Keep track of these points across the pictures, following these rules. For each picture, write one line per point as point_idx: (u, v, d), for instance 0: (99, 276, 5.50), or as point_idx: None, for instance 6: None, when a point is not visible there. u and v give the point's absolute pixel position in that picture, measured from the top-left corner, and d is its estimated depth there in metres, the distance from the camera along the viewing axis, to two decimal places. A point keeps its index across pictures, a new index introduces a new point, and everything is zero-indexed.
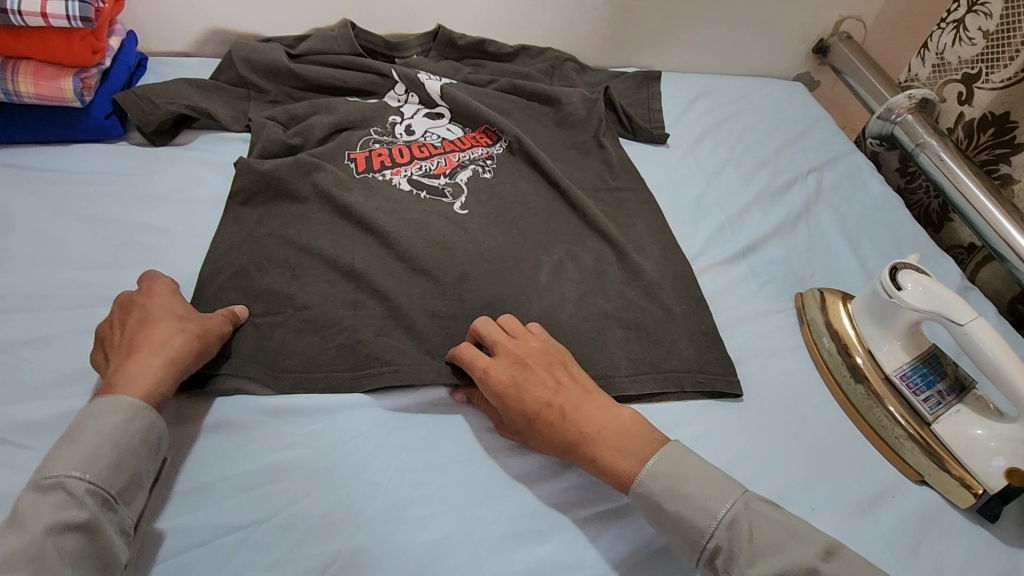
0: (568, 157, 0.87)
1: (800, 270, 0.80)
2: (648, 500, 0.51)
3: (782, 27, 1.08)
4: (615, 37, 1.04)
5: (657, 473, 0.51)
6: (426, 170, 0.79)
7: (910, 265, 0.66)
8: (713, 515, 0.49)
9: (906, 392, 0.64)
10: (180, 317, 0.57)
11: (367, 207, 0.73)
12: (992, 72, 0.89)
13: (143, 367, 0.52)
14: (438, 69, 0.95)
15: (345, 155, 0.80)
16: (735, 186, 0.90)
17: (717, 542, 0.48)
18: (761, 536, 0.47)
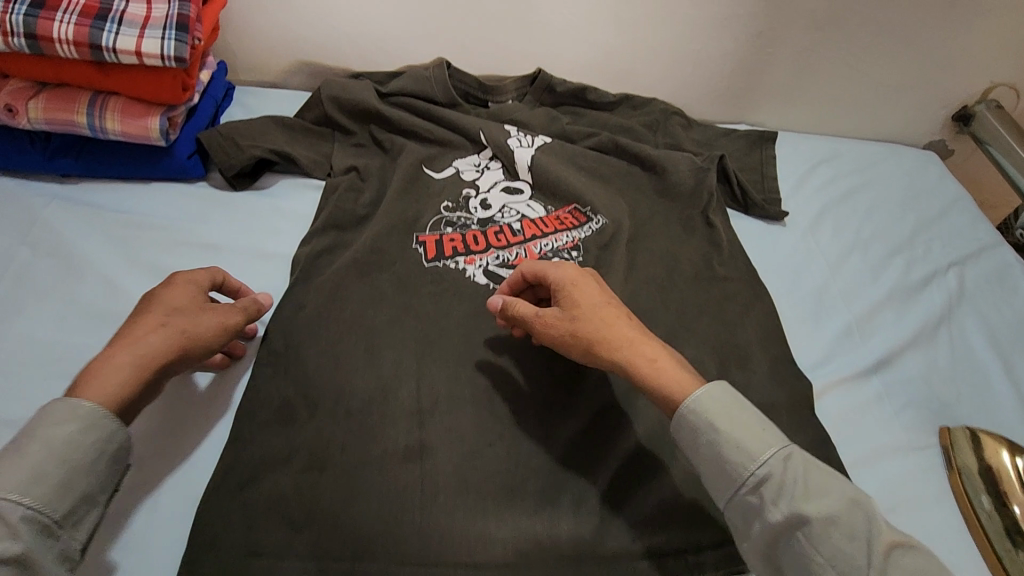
0: (671, 232, 0.78)
1: (943, 392, 0.68)
2: (699, 419, 0.49)
3: (919, 90, 0.95)
4: (728, 91, 0.93)
5: (707, 390, 0.50)
6: (504, 260, 0.71)
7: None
8: (765, 450, 0.47)
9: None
10: (167, 313, 0.53)
11: (448, 294, 0.67)
12: None
13: (108, 368, 0.48)
14: (533, 119, 0.87)
15: (414, 237, 0.72)
16: (862, 277, 0.78)
17: (766, 472, 0.46)
18: (817, 488, 0.45)
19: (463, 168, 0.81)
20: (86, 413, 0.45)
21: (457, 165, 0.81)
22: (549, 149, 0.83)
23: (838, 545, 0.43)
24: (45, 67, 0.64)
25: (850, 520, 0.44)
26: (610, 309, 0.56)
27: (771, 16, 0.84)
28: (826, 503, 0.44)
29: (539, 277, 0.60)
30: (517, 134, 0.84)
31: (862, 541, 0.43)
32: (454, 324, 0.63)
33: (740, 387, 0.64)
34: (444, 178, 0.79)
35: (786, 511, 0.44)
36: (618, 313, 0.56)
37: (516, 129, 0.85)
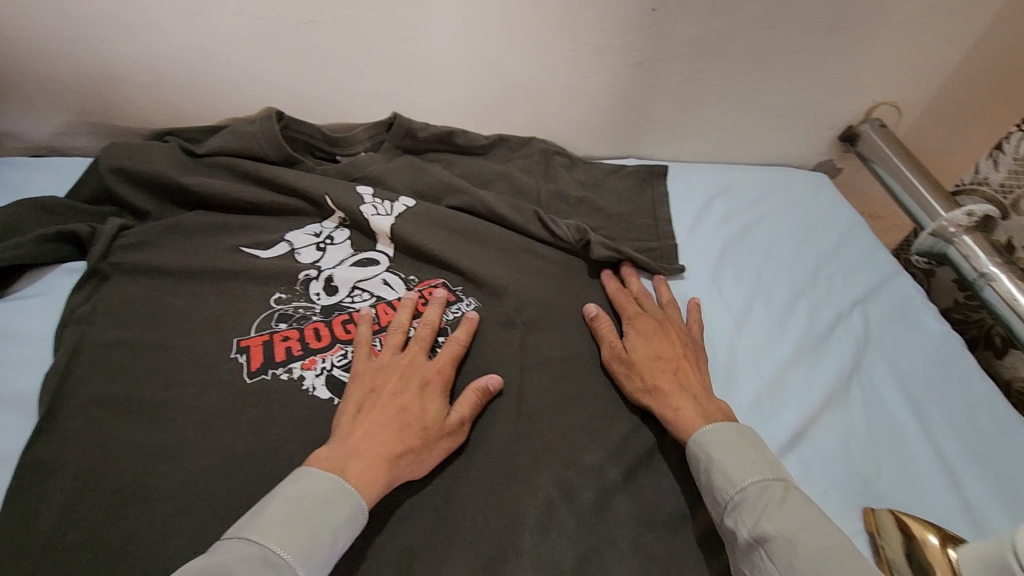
0: (558, 298, 0.67)
1: (862, 462, 0.61)
2: (701, 449, 0.53)
3: (806, 115, 0.91)
4: (612, 124, 0.84)
5: (715, 432, 0.53)
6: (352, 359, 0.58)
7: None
8: (747, 478, 0.50)
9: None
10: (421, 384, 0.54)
11: (279, 423, 0.52)
12: None
13: (360, 448, 0.48)
14: (391, 174, 0.73)
15: (233, 343, 0.57)
16: (768, 330, 0.71)
17: (742, 496, 0.49)
18: (788, 509, 0.47)
19: (304, 238, 0.67)
20: (343, 492, 0.45)
21: (292, 239, 0.66)
22: (410, 213, 0.69)
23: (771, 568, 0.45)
24: None
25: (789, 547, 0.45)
26: (674, 349, 0.62)
27: (647, 46, 0.74)
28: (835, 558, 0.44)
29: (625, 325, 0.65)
30: (371, 196, 0.70)
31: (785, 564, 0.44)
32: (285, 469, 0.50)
33: (648, 499, 0.54)
34: (275, 257, 0.64)
35: (751, 532, 0.47)
36: (671, 354, 0.61)
37: (370, 191, 0.70)
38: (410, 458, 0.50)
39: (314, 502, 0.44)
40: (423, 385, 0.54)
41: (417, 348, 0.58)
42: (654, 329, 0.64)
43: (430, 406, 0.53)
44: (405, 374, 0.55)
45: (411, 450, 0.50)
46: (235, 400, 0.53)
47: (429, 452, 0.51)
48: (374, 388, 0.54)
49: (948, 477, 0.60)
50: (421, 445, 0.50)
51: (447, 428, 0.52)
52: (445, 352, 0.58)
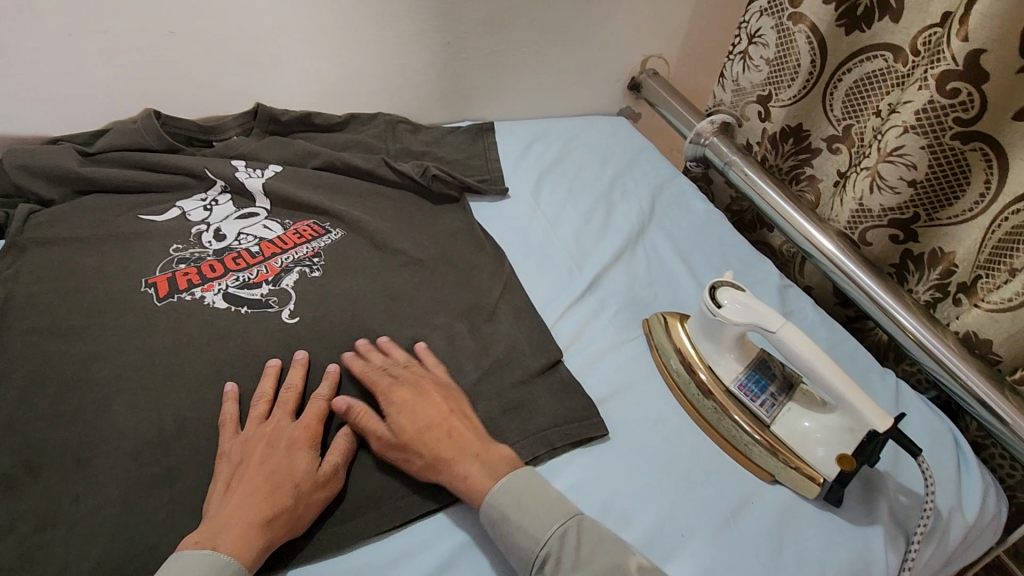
0: (409, 222, 0.87)
1: (643, 295, 0.84)
2: (495, 510, 0.56)
3: (595, 72, 1.17)
4: (441, 94, 1.05)
5: (507, 490, 0.57)
6: (243, 281, 0.74)
7: (728, 281, 0.69)
8: (547, 530, 0.54)
9: (746, 402, 0.67)
10: (288, 445, 0.58)
11: (189, 326, 0.68)
12: (780, 92, 0.97)
13: (230, 520, 0.52)
14: (262, 150, 0.91)
15: (142, 281, 0.71)
16: (576, 223, 0.94)
17: (546, 551, 0.53)
18: (588, 553, 0.53)
19: (193, 204, 0.82)
20: (223, 562, 0.49)
21: (182, 206, 0.82)
22: (282, 177, 0.87)
23: None
24: None
25: None
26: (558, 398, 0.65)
27: (449, 27, 0.97)
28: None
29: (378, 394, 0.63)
30: (245, 167, 0.87)
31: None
32: (199, 354, 0.65)
33: (488, 338, 0.74)
34: (169, 220, 0.79)
35: None
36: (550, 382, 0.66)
37: (244, 163, 0.87)
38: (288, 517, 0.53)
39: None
40: (291, 443, 0.58)
41: (282, 412, 0.61)
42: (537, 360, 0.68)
43: (299, 462, 0.56)
44: (273, 438, 0.58)
45: (284, 511, 0.53)
46: (151, 317, 0.68)
47: (306, 505, 0.55)
48: (243, 460, 0.56)
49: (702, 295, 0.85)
50: (294, 502, 0.54)
51: (319, 481, 0.57)
52: (309, 409, 0.62)
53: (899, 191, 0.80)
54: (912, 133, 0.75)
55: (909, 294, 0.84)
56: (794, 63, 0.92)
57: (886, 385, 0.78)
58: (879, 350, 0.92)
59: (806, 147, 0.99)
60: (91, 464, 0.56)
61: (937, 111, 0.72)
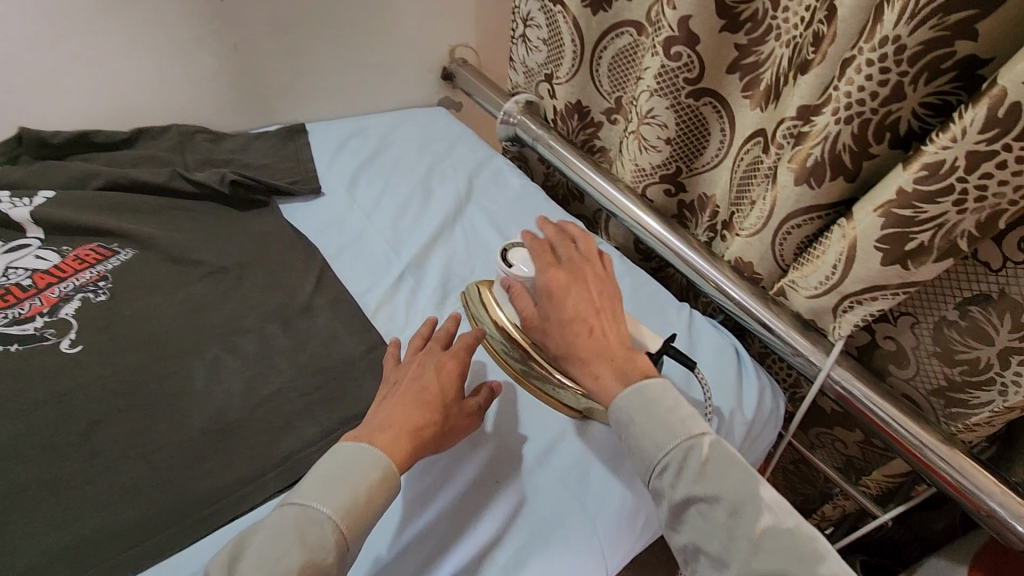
0: (213, 231, 0.84)
1: (461, 269, 0.88)
2: (622, 415, 0.60)
3: (404, 65, 1.19)
4: (240, 99, 1.02)
5: (625, 404, 0.60)
6: (12, 317, 0.68)
7: (518, 244, 0.78)
8: (676, 440, 0.57)
9: (545, 347, 0.73)
10: (433, 366, 0.64)
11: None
12: (559, 70, 1.03)
13: (385, 426, 0.58)
14: (30, 177, 0.83)
15: None
16: (394, 212, 0.96)
17: (668, 461, 0.56)
18: (711, 471, 0.55)
19: None
20: (367, 462, 0.54)
21: None
22: (55, 203, 0.80)
23: (717, 517, 0.54)
24: None
25: (737, 501, 0.54)
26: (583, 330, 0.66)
27: (231, 30, 0.94)
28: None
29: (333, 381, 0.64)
30: (8, 197, 0.79)
31: (727, 517, 0.54)
32: None
33: (302, 333, 0.74)
34: None
35: (682, 493, 0.55)
36: (588, 302, 0.68)
37: (7, 193, 0.80)
38: (431, 430, 0.59)
39: (338, 472, 0.53)
40: (440, 364, 0.64)
41: (435, 342, 0.67)
42: (569, 283, 0.70)
43: (447, 384, 0.63)
44: (424, 362, 0.65)
45: (433, 423, 0.60)
46: None
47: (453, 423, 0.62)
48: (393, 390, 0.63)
49: None
50: (443, 417, 0.61)
51: (462, 407, 0.64)
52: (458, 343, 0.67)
53: (659, 150, 0.89)
54: (657, 96, 0.83)
55: (692, 235, 0.95)
56: (565, 44, 0.98)
57: (681, 317, 0.88)
58: (681, 292, 1.04)
59: (592, 121, 1.07)
60: None
61: (670, 73, 0.80)
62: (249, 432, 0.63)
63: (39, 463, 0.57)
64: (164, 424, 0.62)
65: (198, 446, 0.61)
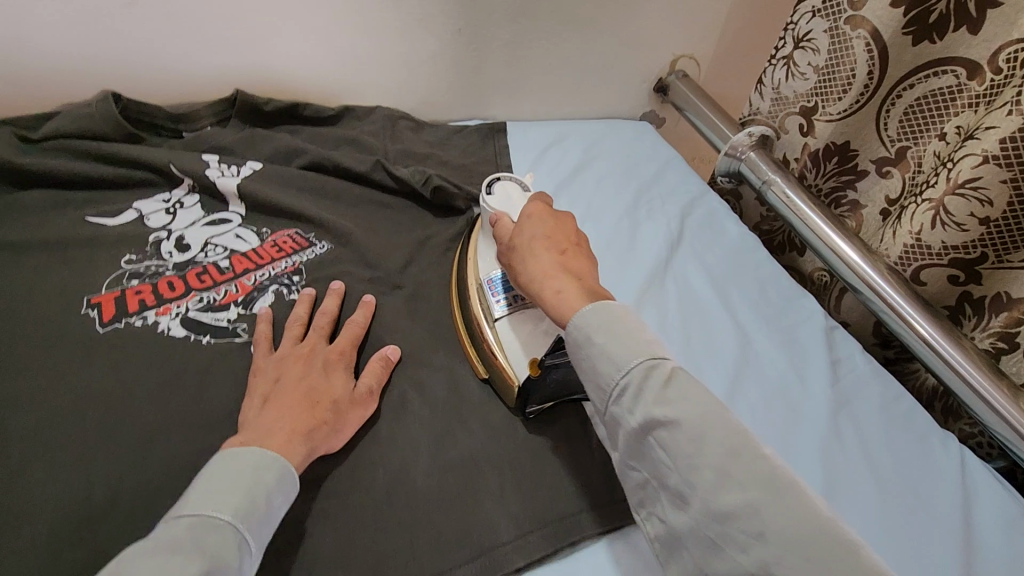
0: (408, 237, 0.75)
1: (674, 334, 0.74)
2: (582, 333, 0.49)
3: (622, 70, 1.05)
4: (448, 88, 0.94)
5: (587, 322, 0.49)
6: (208, 302, 0.63)
7: (513, 177, 0.69)
8: (633, 359, 0.46)
9: (488, 295, 0.63)
10: (323, 366, 0.57)
11: (136, 361, 0.56)
12: (828, 105, 0.86)
13: (273, 427, 0.50)
14: (237, 144, 0.78)
15: (84, 301, 0.60)
16: (597, 244, 0.83)
17: (626, 381, 0.46)
18: (675, 391, 0.44)
19: (151, 204, 0.70)
20: (271, 459, 0.47)
21: (140, 206, 0.69)
22: (260, 178, 0.75)
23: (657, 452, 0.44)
24: None
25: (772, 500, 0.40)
26: (569, 236, 0.60)
27: (466, 14, 0.86)
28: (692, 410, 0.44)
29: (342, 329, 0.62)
30: (218, 163, 0.74)
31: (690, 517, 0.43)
32: (144, 398, 0.54)
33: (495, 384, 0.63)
34: (123, 225, 0.67)
35: (641, 417, 0.45)
36: (569, 241, 0.58)
37: (217, 158, 0.75)
38: (327, 428, 0.52)
39: (241, 475, 0.45)
40: (325, 364, 0.57)
41: (316, 335, 0.60)
42: (547, 215, 0.61)
43: (335, 383, 0.56)
44: (307, 359, 0.57)
45: (323, 425, 0.52)
46: (90, 347, 0.56)
47: (342, 424, 0.54)
48: (280, 376, 0.55)
49: (738, 333, 0.76)
50: (333, 417, 0.53)
51: (356, 399, 0.56)
52: (345, 333, 0.61)
53: (964, 228, 0.71)
54: (994, 164, 0.65)
55: (967, 339, 0.73)
56: (848, 74, 0.81)
57: (950, 454, 0.68)
58: (924, 397, 0.84)
59: (849, 168, 0.88)
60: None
61: None
62: (435, 507, 0.53)
63: None
64: (347, 473, 0.54)
65: (377, 506, 0.52)
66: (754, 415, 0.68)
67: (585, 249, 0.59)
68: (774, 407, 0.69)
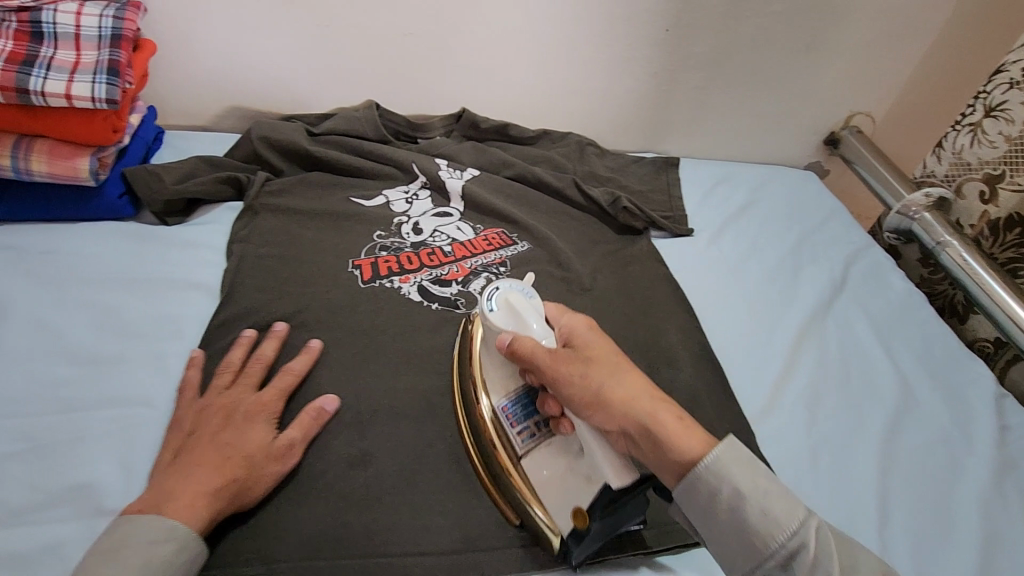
0: (592, 247, 0.86)
1: (836, 371, 0.77)
2: (728, 490, 0.45)
3: (795, 121, 1.10)
4: (632, 122, 1.05)
5: (721, 469, 0.45)
6: (437, 277, 0.77)
7: (514, 283, 0.58)
8: (794, 519, 0.44)
9: (506, 426, 0.56)
10: (240, 418, 0.55)
11: (387, 313, 0.71)
12: (1017, 174, 0.86)
13: (177, 489, 0.49)
14: (459, 153, 0.94)
15: (350, 262, 0.76)
16: (761, 278, 0.89)
17: (796, 543, 0.43)
18: (848, 560, 0.44)
19: (395, 194, 0.87)
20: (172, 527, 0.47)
21: (387, 194, 0.86)
22: (478, 183, 0.89)
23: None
24: None
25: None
26: (612, 344, 0.54)
27: (663, 59, 0.97)
28: (767, 481, 0.46)
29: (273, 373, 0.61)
30: (447, 167, 0.90)
31: None
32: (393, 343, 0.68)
33: (667, 384, 0.71)
34: (375, 207, 0.84)
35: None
36: (618, 357, 0.52)
37: (446, 163, 0.91)
38: (238, 488, 0.51)
39: None
40: (244, 417, 0.56)
41: (246, 383, 0.59)
42: (591, 330, 0.55)
43: (250, 436, 0.54)
44: (229, 408, 0.56)
45: (234, 484, 0.51)
46: (355, 296, 0.72)
47: (261, 485, 0.52)
48: (194, 429, 0.54)
49: (901, 384, 0.77)
50: (247, 475, 0.52)
51: (272, 455, 0.54)
52: (277, 383, 0.60)
53: None
54: None
55: None
56: None
57: None
58: None
59: None
60: (295, 425, 0.59)
61: None
62: None
63: (444, 425, 0.62)
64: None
65: None
66: (914, 459, 0.70)
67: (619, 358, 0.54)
68: (936, 457, 0.70)
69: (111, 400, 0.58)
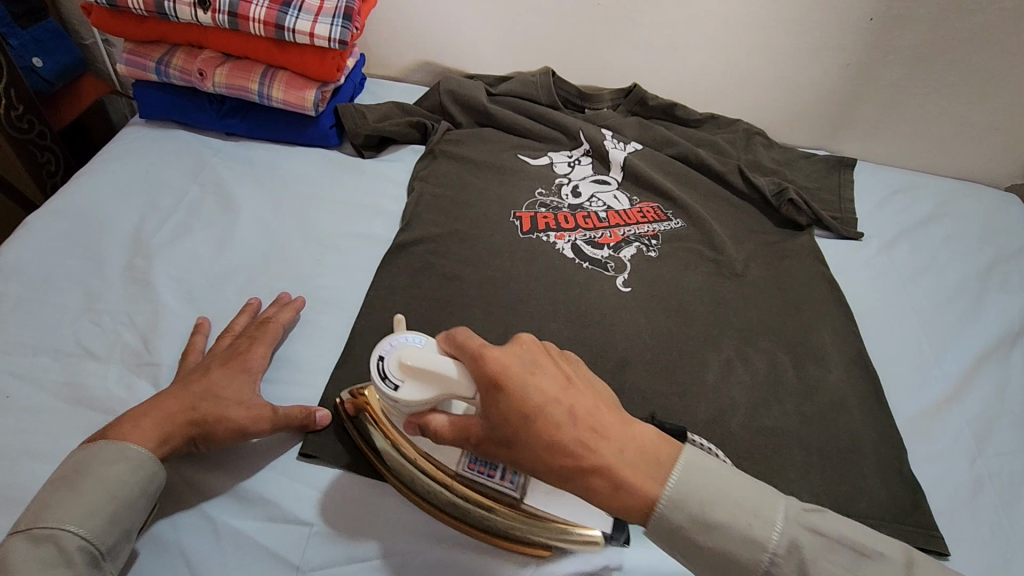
0: (746, 234, 0.84)
1: (1016, 410, 0.69)
2: (682, 514, 0.43)
3: (1004, 134, 0.97)
4: (807, 116, 1.00)
5: (684, 491, 0.44)
6: (590, 239, 0.80)
7: (393, 342, 0.52)
8: (774, 509, 0.44)
9: (480, 481, 0.53)
10: (230, 364, 0.57)
11: (541, 263, 0.75)
12: None
13: (144, 420, 0.52)
14: (624, 126, 0.95)
15: (512, 213, 0.81)
16: (934, 296, 0.81)
17: (774, 559, 0.43)
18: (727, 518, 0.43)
19: (558, 157, 0.91)
20: (121, 454, 0.49)
21: (551, 156, 0.90)
22: (640, 156, 0.91)
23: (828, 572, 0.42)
24: (233, 41, 0.76)
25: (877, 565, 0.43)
26: (556, 370, 0.46)
27: (860, 50, 0.91)
28: (726, 481, 0.45)
29: (267, 327, 0.62)
30: (612, 138, 0.92)
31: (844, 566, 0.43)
32: (544, 290, 0.73)
33: (813, 381, 0.68)
34: (539, 166, 0.89)
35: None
36: (563, 399, 0.45)
37: (610, 134, 0.93)
38: (191, 426, 0.52)
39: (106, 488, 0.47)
40: (230, 365, 0.57)
41: (246, 337, 0.61)
42: (520, 359, 0.46)
43: (227, 386, 0.55)
44: (219, 357, 0.58)
45: (191, 424, 0.52)
46: (513, 243, 0.77)
47: (216, 431, 0.53)
48: (180, 375, 0.56)
49: None
50: (207, 418, 0.53)
51: (241, 406, 0.55)
52: (268, 335, 0.61)
53: None
54: None
55: None
56: None
57: None
58: None
59: None
60: None
61: None
62: (745, 455, 0.61)
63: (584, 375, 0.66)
64: (677, 400, 0.65)
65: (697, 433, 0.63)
66: None
67: (578, 376, 0.48)
68: None
69: (307, 293, 0.69)
